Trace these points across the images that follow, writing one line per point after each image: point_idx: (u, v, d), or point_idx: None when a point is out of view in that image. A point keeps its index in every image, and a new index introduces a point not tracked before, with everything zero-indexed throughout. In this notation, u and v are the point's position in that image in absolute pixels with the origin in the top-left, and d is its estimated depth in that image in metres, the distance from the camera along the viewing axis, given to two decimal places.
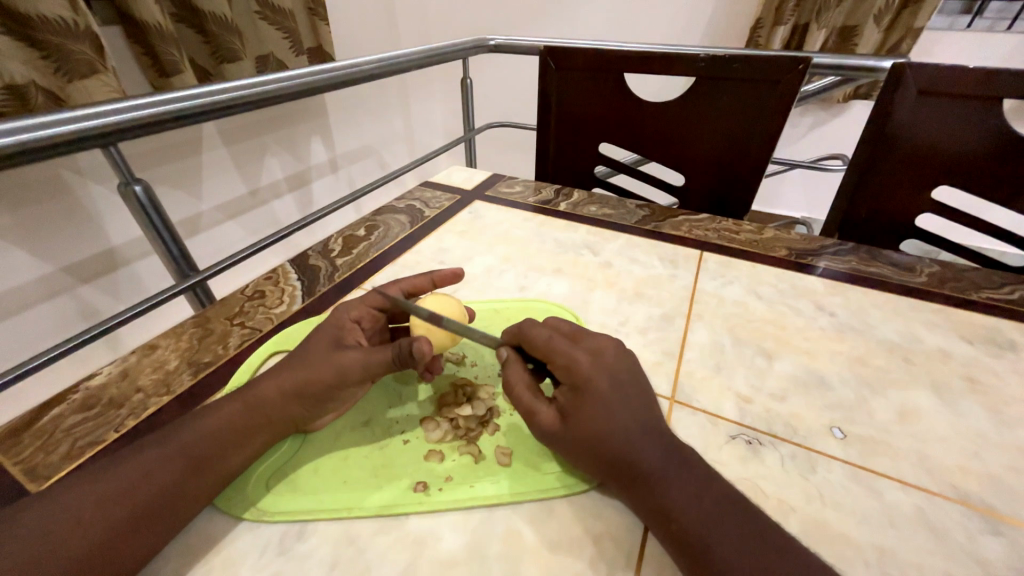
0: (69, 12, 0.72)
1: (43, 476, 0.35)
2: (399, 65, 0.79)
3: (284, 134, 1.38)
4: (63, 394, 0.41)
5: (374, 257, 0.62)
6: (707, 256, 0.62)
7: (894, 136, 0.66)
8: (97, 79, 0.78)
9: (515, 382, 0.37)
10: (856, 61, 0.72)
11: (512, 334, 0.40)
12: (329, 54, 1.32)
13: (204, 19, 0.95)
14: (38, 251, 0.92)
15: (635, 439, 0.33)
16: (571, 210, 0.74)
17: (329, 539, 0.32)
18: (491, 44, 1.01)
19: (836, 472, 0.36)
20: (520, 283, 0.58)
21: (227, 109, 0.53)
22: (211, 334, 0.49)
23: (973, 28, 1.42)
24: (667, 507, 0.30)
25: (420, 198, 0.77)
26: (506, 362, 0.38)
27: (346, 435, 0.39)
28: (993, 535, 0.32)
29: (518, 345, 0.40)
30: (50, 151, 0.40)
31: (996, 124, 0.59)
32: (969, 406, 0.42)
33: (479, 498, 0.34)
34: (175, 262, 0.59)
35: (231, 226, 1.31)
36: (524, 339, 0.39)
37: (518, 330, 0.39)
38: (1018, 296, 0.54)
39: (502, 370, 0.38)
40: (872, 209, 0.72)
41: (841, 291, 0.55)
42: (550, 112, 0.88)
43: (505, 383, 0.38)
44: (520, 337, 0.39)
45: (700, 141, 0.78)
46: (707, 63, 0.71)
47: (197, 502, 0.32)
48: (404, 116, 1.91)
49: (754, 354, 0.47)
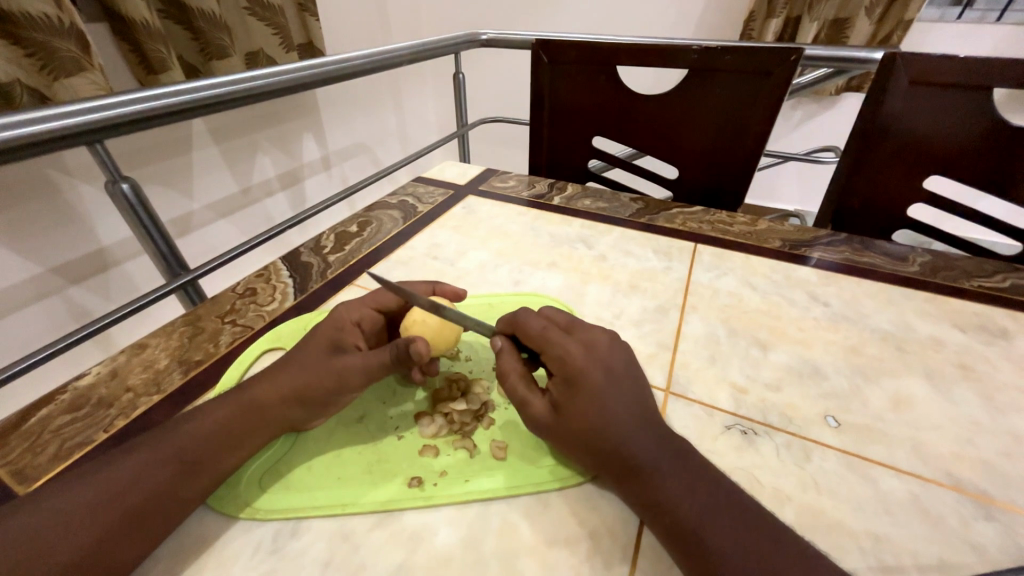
0: (53, 8, 0.71)
1: (31, 478, 0.34)
2: (390, 61, 0.78)
3: (275, 132, 1.37)
4: (51, 395, 0.41)
5: (367, 253, 0.62)
6: (701, 248, 0.62)
7: (887, 126, 0.66)
8: (84, 77, 0.76)
9: (509, 371, 0.37)
10: (847, 52, 0.72)
11: (507, 322, 0.40)
12: (320, 50, 1.31)
13: (191, 15, 0.94)
14: (25, 253, 0.90)
15: (629, 430, 0.32)
16: (565, 204, 0.73)
17: (323, 537, 0.32)
18: (483, 38, 0.99)
19: (832, 461, 0.36)
20: (515, 277, 0.58)
21: (216, 104, 0.53)
22: (201, 332, 0.48)
23: (963, 20, 1.43)
24: (661, 498, 0.30)
25: (413, 193, 0.76)
26: (500, 351, 0.38)
27: (340, 433, 0.39)
28: (986, 520, 0.32)
29: (512, 334, 0.40)
30: (32, 150, 0.39)
31: (987, 114, 0.60)
32: (962, 393, 0.42)
33: (474, 492, 0.34)
34: (165, 260, 0.59)
35: (224, 225, 1.29)
36: (520, 328, 0.39)
37: (512, 319, 0.40)
38: (1009, 283, 0.55)
39: (496, 360, 0.38)
40: (865, 200, 0.72)
41: (834, 282, 0.55)
42: (543, 106, 0.87)
43: (498, 372, 0.38)
44: (515, 326, 0.39)
45: (694, 134, 0.78)
46: (700, 55, 0.71)
47: (189, 502, 0.32)
48: (397, 112, 1.89)
49: (749, 345, 0.47)
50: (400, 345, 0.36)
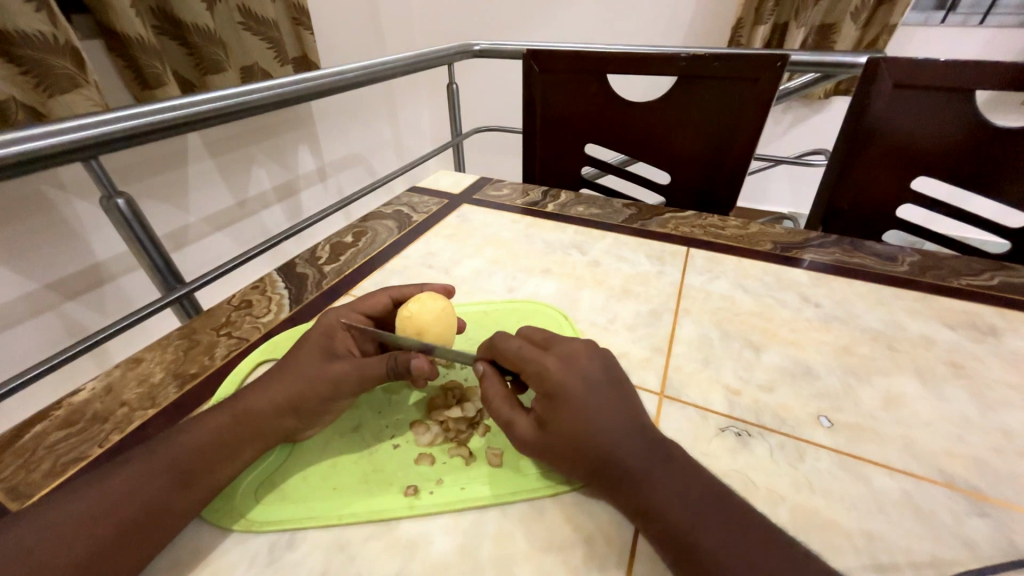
0: (49, 26, 0.71)
1: (25, 494, 0.34)
2: (384, 72, 0.78)
3: (271, 145, 1.38)
4: (46, 410, 0.41)
5: (362, 263, 0.62)
6: (693, 252, 0.63)
7: (872, 129, 0.67)
8: (78, 94, 0.77)
9: (493, 395, 0.37)
10: (834, 57, 0.73)
11: (486, 347, 0.40)
12: (315, 63, 1.32)
13: (186, 31, 0.95)
14: (20, 269, 0.90)
15: (613, 442, 0.32)
16: (558, 211, 0.74)
17: (319, 547, 0.32)
18: (476, 48, 1.00)
19: (825, 461, 0.36)
20: (509, 284, 0.58)
21: (210, 119, 0.53)
22: (197, 345, 0.48)
23: (947, 24, 1.45)
24: (652, 505, 0.30)
25: (408, 203, 0.77)
26: (483, 377, 0.38)
27: (337, 442, 0.39)
28: (979, 516, 0.33)
29: (493, 358, 0.40)
30: (30, 166, 0.39)
31: (968, 115, 0.61)
32: (953, 390, 0.42)
33: (470, 499, 0.34)
34: (160, 274, 0.59)
35: (220, 237, 1.30)
36: (497, 350, 0.39)
37: (490, 342, 0.40)
38: (997, 281, 0.55)
39: (480, 385, 0.38)
40: (853, 201, 0.73)
41: (826, 283, 0.56)
42: (536, 114, 0.88)
43: (483, 396, 0.38)
44: (493, 349, 0.39)
45: (684, 141, 0.79)
46: (688, 63, 0.72)
47: (184, 516, 0.32)
48: (392, 122, 1.91)
49: (742, 347, 0.47)
50: (397, 365, 0.38)
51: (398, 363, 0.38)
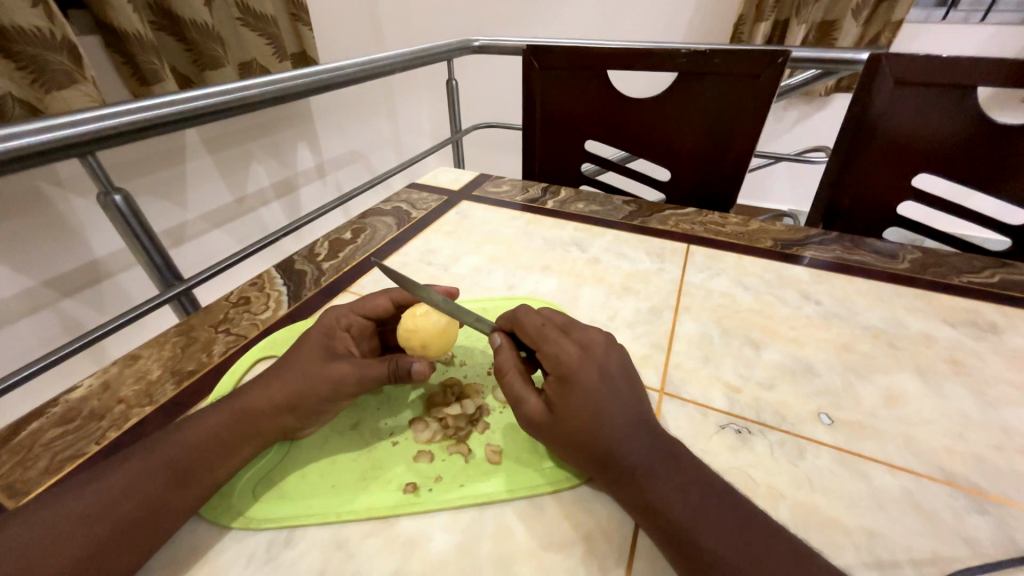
0: (45, 21, 0.70)
1: (21, 492, 0.34)
2: (383, 68, 0.78)
3: (270, 141, 1.37)
4: (43, 408, 0.40)
5: (361, 260, 0.62)
6: (694, 249, 0.62)
7: (873, 125, 0.66)
8: (75, 89, 0.76)
9: (507, 367, 0.37)
10: (835, 54, 0.73)
11: (507, 319, 0.41)
12: (313, 59, 1.31)
13: (183, 26, 0.94)
14: (17, 266, 0.90)
15: (621, 433, 0.32)
16: (558, 207, 0.74)
17: (318, 545, 0.32)
18: (475, 44, 1.00)
19: (826, 458, 0.36)
20: (509, 282, 0.58)
21: (208, 115, 0.53)
22: (195, 342, 0.48)
23: (948, 20, 1.45)
24: (654, 502, 0.30)
25: (407, 200, 0.76)
26: (500, 348, 0.38)
27: (335, 440, 0.39)
28: (979, 514, 0.32)
29: (512, 331, 0.40)
30: (26, 161, 0.39)
31: (971, 112, 0.60)
32: (953, 388, 0.42)
33: (469, 497, 0.34)
34: (158, 271, 0.58)
35: (219, 234, 1.29)
36: (519, 325, 0.39)
37: (512, 317, 0.40)
38: (998, 279, 0.55)
39: (495, 355, 0.38)
40: (854, 198, 0.72)
41: (827, 280, 0.56)
42: (536, 111, 0.88)
43: (497, 368, 0.38)
44: (514, 323, 0.40)
45: (685, 138, 0.79)
46: (689, 58, 0.71)
47: (181, 515, 0.31)
48: (391, 119, 1.90)
49: (742, 344, 0.47)
50: (399, 371, 0.38)
51: (399, 367, 0.38)
